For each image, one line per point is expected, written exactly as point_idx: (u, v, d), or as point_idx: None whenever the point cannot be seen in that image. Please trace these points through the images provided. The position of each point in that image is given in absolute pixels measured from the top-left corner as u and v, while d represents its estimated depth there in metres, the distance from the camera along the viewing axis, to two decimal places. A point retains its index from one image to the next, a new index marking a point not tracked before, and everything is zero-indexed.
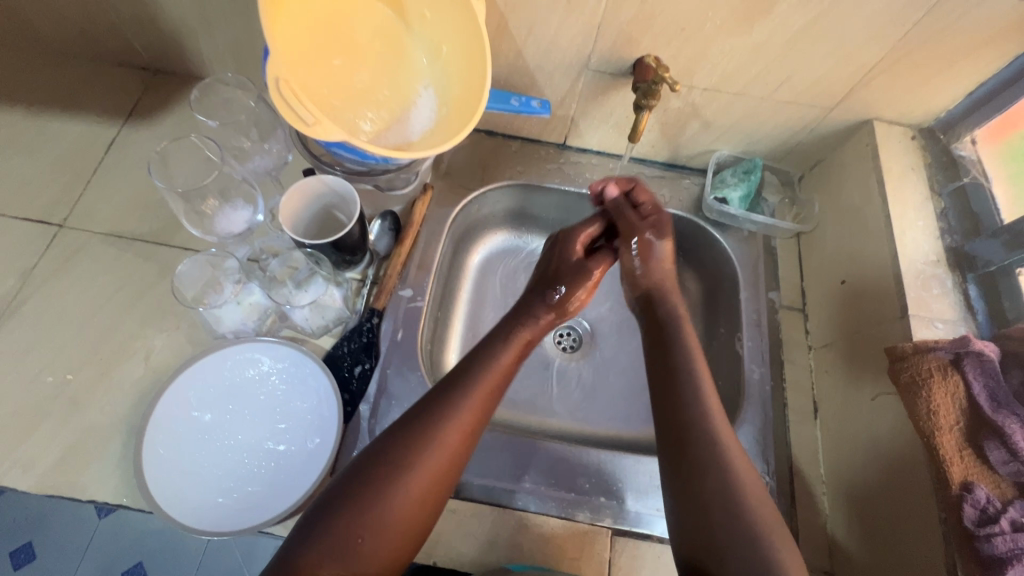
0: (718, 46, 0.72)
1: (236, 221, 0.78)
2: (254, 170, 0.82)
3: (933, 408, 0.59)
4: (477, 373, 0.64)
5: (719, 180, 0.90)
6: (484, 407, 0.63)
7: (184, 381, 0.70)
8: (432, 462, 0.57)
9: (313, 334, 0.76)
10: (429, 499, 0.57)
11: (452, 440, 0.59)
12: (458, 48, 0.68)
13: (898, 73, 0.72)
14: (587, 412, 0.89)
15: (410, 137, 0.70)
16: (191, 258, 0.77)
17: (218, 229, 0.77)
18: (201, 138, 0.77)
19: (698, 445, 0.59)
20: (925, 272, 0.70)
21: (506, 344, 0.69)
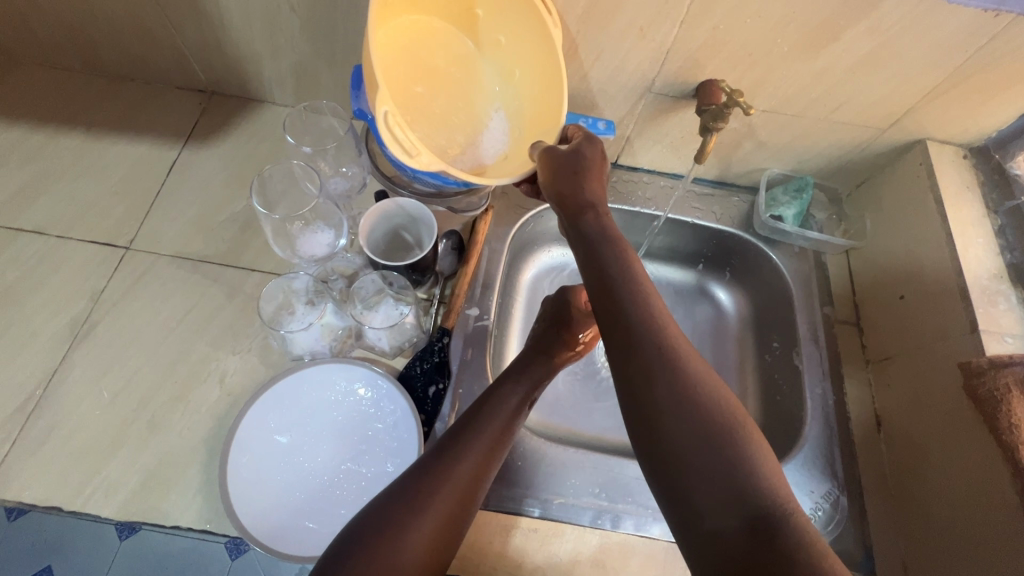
0: (782, 71, 0.74)
1: (320, 246, 0.80)
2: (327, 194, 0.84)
3: (1015, 422, 0.61)
4: (485, 414, 0.61)
5: (771, 198, 0.92)
6: (495, 448, 0.59)
7: (263, 404, 0.70)
8: (443, 502, 0.53)
9: (388, 354, 0.77)
10: (439, 541, 0.53)
11: (462, 481, 0.55)
12: (531, 69, 0.70)
13: (955, 95, 0.74)
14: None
15: (485, 159, 0.72)
16: (274, 280, 0.77)
17: (301, 252, 0.79)
18: (304, 167, 0.79)
19: (641, 357, 0.48)
20: (989, 288, 0.72)
21: (515, 387, 0.65)
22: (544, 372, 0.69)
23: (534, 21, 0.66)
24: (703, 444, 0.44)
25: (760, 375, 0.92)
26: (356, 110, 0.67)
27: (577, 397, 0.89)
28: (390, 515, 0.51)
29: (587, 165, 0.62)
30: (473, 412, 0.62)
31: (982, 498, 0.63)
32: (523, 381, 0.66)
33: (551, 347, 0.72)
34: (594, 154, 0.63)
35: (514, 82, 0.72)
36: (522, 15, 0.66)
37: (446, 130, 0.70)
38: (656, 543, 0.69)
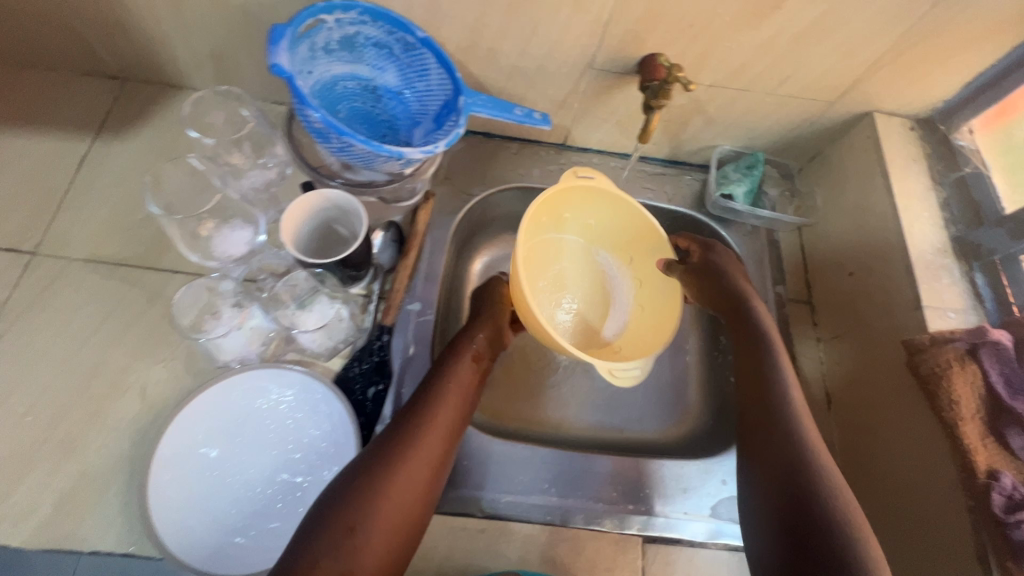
0: (725, 43, 0.71)
1: (236, 243, 0.75)
2: (246, 189, 0.80)
3: (954, 398, 0.60)
4: (441, 381, 0.66)
5: (723, 176, 0.89)
6: (456, 411, 0.64)
7: (186, 416, 0.66)
8: (415, 460, 0.58)
9: (323, 356, 0.73)
10: (415, 498, 0.57)
11: (431, 443, 0.60)
12: (599, 211, 0.80)
13: (900, 66, 0.72)
14: (601, 418, 0.86)
15: (622, 298, 0.83)
16: (187, 283, 0.72)
17: (218, 252, 0.75)
18: (202, 161, 0.80)
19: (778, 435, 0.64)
20: (933, 263, 0.71)
21: (463, 354, 0.69)
22: (480, 330, 0.72)
23: (573, 188, 0.76)
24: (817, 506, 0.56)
25: (715, 356, 0.91)
26: (273, 65, 0.57)
27: (529, 389, 0.87)
28: (365, 477, 0.56)
29: (729, 279, 0.77)
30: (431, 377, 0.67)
31: (928, 476, 0.63)
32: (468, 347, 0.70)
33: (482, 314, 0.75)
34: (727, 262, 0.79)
35: (591, 235, 0.84)
36: (572, 198, 0.78)
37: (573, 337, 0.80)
38: (606, 535, 0.69)
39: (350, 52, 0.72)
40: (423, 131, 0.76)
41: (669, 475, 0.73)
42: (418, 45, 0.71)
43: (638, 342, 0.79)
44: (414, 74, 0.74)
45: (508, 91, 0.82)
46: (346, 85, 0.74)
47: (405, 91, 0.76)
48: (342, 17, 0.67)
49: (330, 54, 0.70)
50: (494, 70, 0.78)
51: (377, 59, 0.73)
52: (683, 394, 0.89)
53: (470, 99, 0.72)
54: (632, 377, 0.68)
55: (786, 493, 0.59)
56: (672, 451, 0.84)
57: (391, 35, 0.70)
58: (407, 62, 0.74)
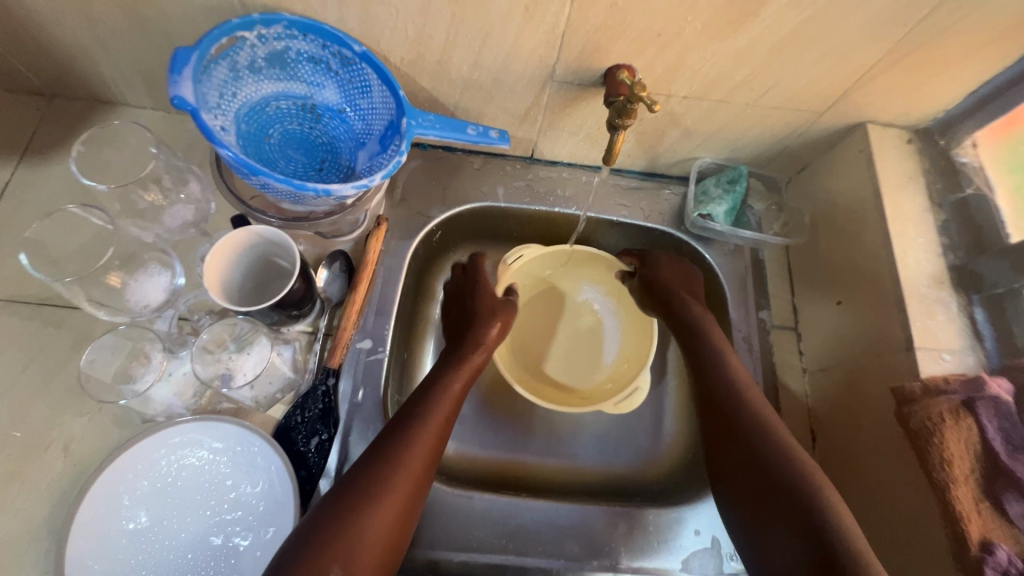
0: (697, 53, 0.63)
1: (152, 290, 0.67)
2: (165, 230, 0.69)
3: (946, 457, 0.54)
4: (429, 400, 0.64)
5: (702, 192, 0.82)
6: (442, 431, 0.63)
7: (110, 477, 0.61)
8: (399, 486, 0.57)
9: (260, 407, 0.67)
10: (397, 524, 0.56)
11: (415, 467, 0.59)
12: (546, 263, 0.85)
13: (896, 75, 0.64)
14: (565, 454, 0.80)
15: (608, 329, 0.87)
16: (97, 342, 0.66)
17: (132, 303, 0.66)
18: (81, 206, 0.64)
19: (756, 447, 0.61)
20: (929, 297, 0.64)
21: (457, 373, 0.68)
22: (478, 351, 0.71)
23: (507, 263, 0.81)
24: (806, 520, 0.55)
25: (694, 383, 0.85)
26: (175, 101, 0.52)
27: (492, 425, 0.81)
28: (346, 505, 0.54)
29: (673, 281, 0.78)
30: (418, 394, 0.65)
31: (915, 537, 0.58)
32: (465, 365, 0.69)
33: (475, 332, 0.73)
34: (665, 274, 0.78)
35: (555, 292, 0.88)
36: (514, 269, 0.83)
37: (569, 392, 0.82)
38: None
39: (281, 69, 0.64)
40: (367, 153, 0.69)
41: (637, 528, 0.69)
42: (356, 60, 0.64)
43: (631, 366, 0.82)
44: (356, 91, 0.67)
45: (464, 105, 0.74)
46: (280, 104, 0.67)
47: (347, 109, 0.69)
48: (264, 31, 0.60)
49: (257, 72, 0.63)
50: (445, 83, 0.71)
51: (313, 75, 0.66)
52: (659, 427, 0.83)
53: (413, 121, 0.65)
54: (633, 400, 0.76)
55: (770, 507, 0.58)
56: (638, 495, 0.77)
57: (326, 48, 0.63)
58: (346, 78, 0.66)
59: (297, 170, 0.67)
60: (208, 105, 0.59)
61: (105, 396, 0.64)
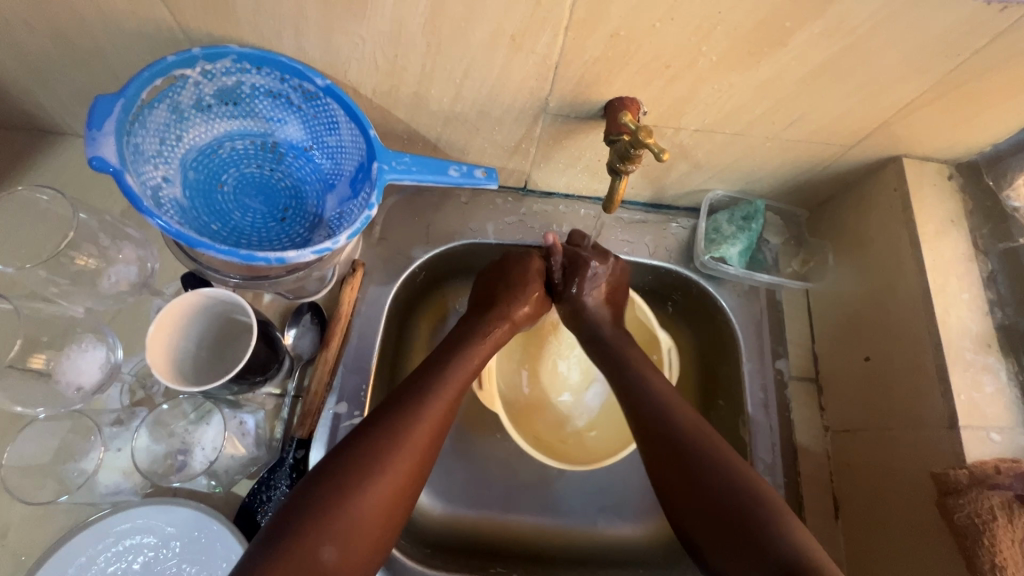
0: (712, 85, 0.54)
1: (86, 369, 0.57)
2: (101, 297, 0.59)
3: (998, 562, 0.48)
4: (454, 362, 0.60)
5: (714, 229, 0.75)
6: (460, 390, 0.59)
7: (49, 575, 0.53)
8: (416, 441, 0.52)
9: (219, 486, 0.59)
10: (407, 488, 0.51)
11: (431, 426, 0.54)
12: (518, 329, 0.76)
13: (942, 107, 0.56)
14: (557, 514, 0.74)
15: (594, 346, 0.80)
16: (31, 428, 0.58)
17: (66, 388, 0.56)
18: None
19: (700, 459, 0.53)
20: (975, 364, 0.56)
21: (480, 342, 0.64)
22: (503, 320, 0.67)
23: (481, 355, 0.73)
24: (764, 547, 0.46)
25: None
26: (92, 160, 0.46)
27: (480, 486, 0.74)
28: (350, 475, 0.49)
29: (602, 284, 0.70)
30: (442, 355, 0.62)
31: None
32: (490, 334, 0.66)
33: (504, 309, 0.68)
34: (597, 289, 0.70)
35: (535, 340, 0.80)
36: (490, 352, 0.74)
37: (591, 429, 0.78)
38: None
39: (235, 105, 0.56)
40: (336, 197, 0.61)
41: None
42: (320, 95, 0.55)
43: None
44: (322, 128, 0.59)
45: (446, 138, 0.66)
46: (235, 145, 0.59)
47: (313, 147, 0.61)
48: (209, 67, 0.51)
49: (206, 110, 0.55)
50: (425, 116, 0.62)
51: (272, 110, 0.58)
52: None
53: (386, 165, 0.57)
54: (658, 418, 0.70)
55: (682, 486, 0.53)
56: (640, 564, 0.70)
57: (284, 82, 0.55)
58: (311, 113, 0.58)
59: (255, 221, 0.59)
60: (144, 155, 0.52)
61: (37, 497, 0.55)
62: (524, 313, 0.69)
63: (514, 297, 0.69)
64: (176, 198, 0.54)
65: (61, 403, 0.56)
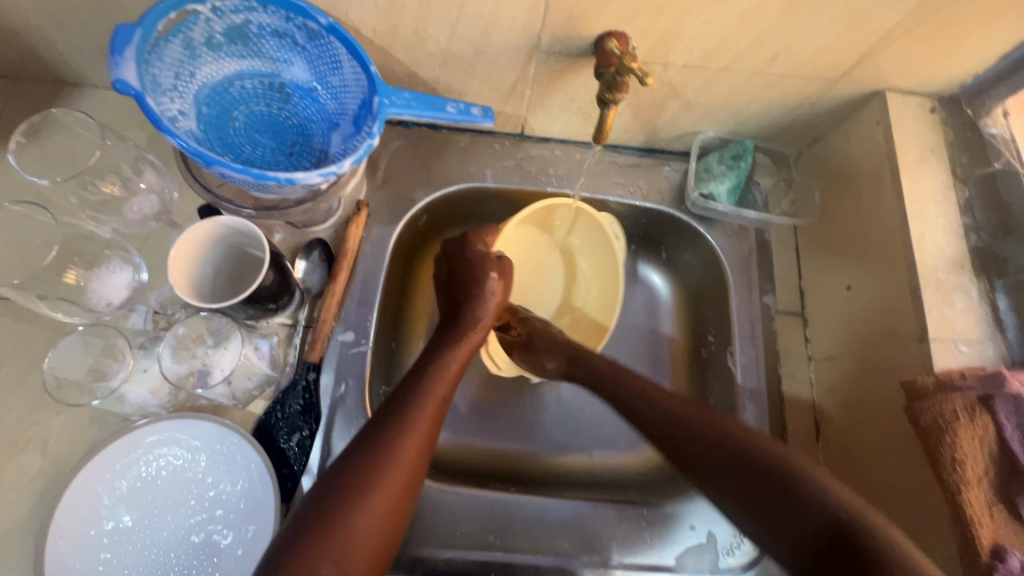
0: (697, 17, 0.57)
1: (115, 288, 0.64)
2: (127, 223, 0.66)
3: (959, 457, 0.51)
4: (426, 383, 0.59)
5: (704, 169, 0.77)
6: (438, 414, 0.58)
7: (89, 477, 0.59)
8: (395, 475, 0.52)
9: (237, 403, 0.64)
10: (389, 524, 0.51)
11: (410, 457, 0.53)
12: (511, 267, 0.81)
13: (921, 35, 0.58)
14: (551, 440, 0.77)
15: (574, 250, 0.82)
16: (65, 342, 0.63)
17: (96, 302, 0.63)
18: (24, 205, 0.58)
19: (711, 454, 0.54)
20: (947, 283, 0.59)
21: (454, 352, 0.64)
22: (477, 328, 0.67)
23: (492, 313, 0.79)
24: (799, 529, 0.47)
25: (696, 372, 0.79)
26: (115, 82, 0.50)
27: (480, 412, 0.77)
28: (343, 495, 0.49)
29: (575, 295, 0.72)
30: (414, 377, 0.60)
31: (929, 546, 0.55)
32: (463, 344, 0.65)
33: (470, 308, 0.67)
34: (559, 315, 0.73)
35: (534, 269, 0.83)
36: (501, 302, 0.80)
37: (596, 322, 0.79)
38: None
39: (244, 44, 0.60)
40: (340, 134, 0.64)
41: (631, 524, 0.67)
42: (323, 34, 0.58)
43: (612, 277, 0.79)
44: (326, 67, 0.62)
45: (445, 79, 0.69)
46: (244, 84, 0.62)
47: (318, 87, 0.64)
48: (219, 3, 0.55)
49: (217, 48, 0.59)
50: (423, 56, 0.65)
51: (279, 51, 0.61)
52: None
53: (386, 99, 0.60)
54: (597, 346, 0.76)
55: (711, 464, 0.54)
56: (628, 487, 0.74)
57: (290, 21, 0.58)
58: (315, 53, 0.61)
59: (265, 155, 0.63)
60: (161, 87, 0.56)
61: (76, 400, 0.61)
62: (495, 301, 0.68)
63: (480, 300, 0.67)
64: (192, 129, 0.58)
65: (91, 315, 0.63)
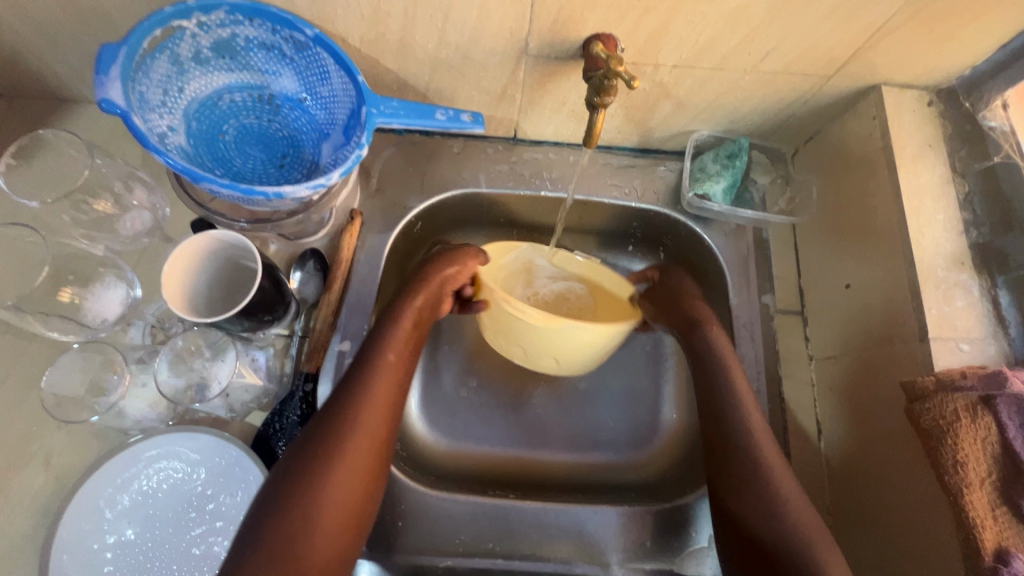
0: (684, 16, 0.56)
1: (110, 304, 0.64)
2: (120, 239, 0.67)
3: (960, 459, 0.50)
4: (379, 349, 0.58)
5: (700, 168, 0.76)
6: (393, 389, 0.57)
7: (90, 491, 0.59)
8: (349, 468, 0.50)
9: (235, 416, 0.65)
10: (354, 507, 0.50)
11: (364, 440, 0.52)
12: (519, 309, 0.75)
13: (915, 28, 0.56)
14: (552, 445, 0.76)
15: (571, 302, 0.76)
16: (59, 362, 0.63)
17: (91, 319, 0.63)
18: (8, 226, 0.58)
19: (758, 525, 0.54)
20: (947, 281, 0.58)
21: (402, 318, 0.62)
22: (420, 295, 0.64)
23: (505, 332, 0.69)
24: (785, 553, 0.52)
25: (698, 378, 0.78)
26: (101, 102, 0.50)
27: (480, 418, 0.76)
28: (307, 466, 0.49)
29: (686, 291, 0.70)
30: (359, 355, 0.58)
31: (929, 549, 0.54)
32: (407, 313, 0.62)
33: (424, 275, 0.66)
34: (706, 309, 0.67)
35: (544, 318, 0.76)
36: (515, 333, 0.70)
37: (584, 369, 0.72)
38: None
39: (231, 58, 0.60)
40: (331, 145, 0.63)
41: (631, 529, 0.67)
42: (310, 45, 0.58)
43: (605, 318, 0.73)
44: (315, 78, 0.62)
45: (435, 85, 0.69)
46: (234, 97, 0.62)
47: (307, 98, 0.64)
48: (205, 19, 0.55)
49: (204, 63, 0.59)
50: (412, 64, 0.65)
51: (267, 63, 0.61)
52: (656, 417, 0.78)
53: (374, 109, 0.60)
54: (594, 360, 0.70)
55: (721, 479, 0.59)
56: (628, 491, 0.73)
57: (276, 33, 0.58)
58: (303, 64, 0.61)
59: (255, 167, 0.63)
60: (149, 104, 0.56)
61: (75, 417, 0.61)
62: (456, 273, 0.67)
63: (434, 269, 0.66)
64: (182, 145, 0.58)
65: (86, 332, 0.63)
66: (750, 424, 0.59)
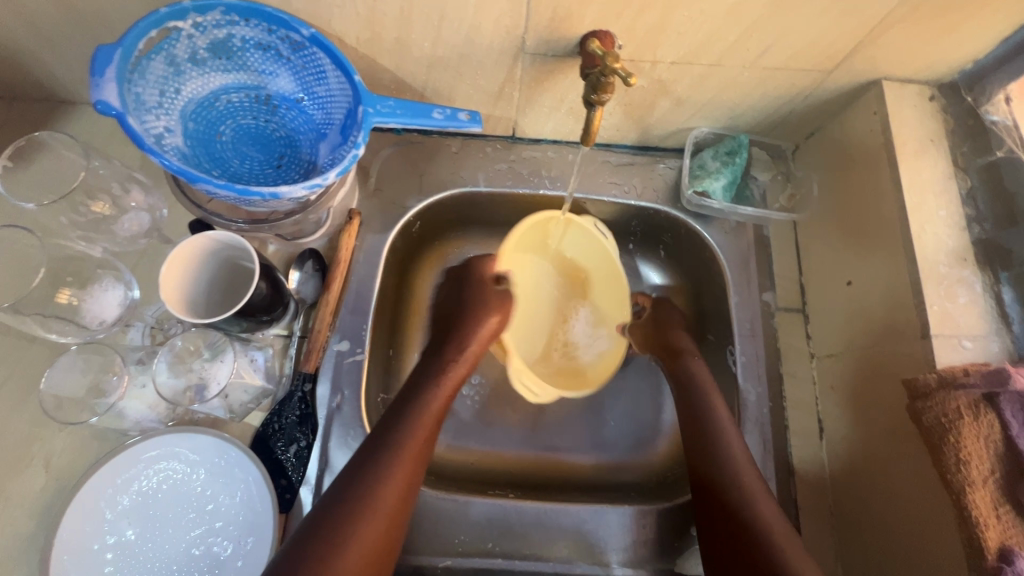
0: (681, 12, 0.55)
1: (108, 305, 0.64)
2: (118, 241, 0.67)
3: (964, 458, 0.49)
4: (415, 408, 0.59)
5: (699, 165, 0.76)
6: (424, 445, 0.57)
7: (90, 492, 0.59)
8: (373, 533, 0.49)
9: (233, 417, 0.65)
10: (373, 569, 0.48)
11: (391, 499, 0.51)
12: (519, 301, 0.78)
13: (916, 22, 0.56)
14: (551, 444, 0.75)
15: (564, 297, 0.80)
16: (57, 364, 0.63)
17: (89, 320, 0.63)
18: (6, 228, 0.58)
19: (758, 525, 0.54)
20: (950, 277, 0.58)
21: (439, 383, 0.62)
22: (463, 359, 0.66)
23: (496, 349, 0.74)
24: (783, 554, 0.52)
25: None
26: (96, 103, 0.51)
27: (480, 418, 0.76)
28: (332, 526, 0.47)
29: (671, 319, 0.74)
30: (396, 411, 0.59)
31: (931, 549, 0.53)
32: (449, 375, 0.63)
33: (464, 332, 0.69)
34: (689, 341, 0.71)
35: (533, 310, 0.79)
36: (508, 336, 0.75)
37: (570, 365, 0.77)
38: None
39: (227, 59, 0.60)
40: (328, 145, 0.63)
41: (631, 528, 0.66)
42: (306, 44, 0.58)
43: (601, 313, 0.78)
44: (311, 78, 0.62)
45: (433, 84, 0.68)
46: (231, 98, 0.62)
47: (304, 98, 0.64)
48: (201, 20, 0.55)
49: (200, 64, 0.59)
50: (409, 62, 0.65)
51: (263, 63, 0.61)
52: (657, 417, 0.77)
53: (370, 108, 0.59)
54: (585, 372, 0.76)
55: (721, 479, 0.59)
56: (629, 490, 0.72)
57: (272, 33, 0.58)
58: (300, 64, 0.61)
59: (253, 168, 0.63)
60: (145, 106, 0.56)
61: (75, 418, 0.61)
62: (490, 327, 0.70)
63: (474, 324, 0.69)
64: (179, 146, 0.58)
65: (85, 333, 0.63)
66: (731, 438, 0.60)
